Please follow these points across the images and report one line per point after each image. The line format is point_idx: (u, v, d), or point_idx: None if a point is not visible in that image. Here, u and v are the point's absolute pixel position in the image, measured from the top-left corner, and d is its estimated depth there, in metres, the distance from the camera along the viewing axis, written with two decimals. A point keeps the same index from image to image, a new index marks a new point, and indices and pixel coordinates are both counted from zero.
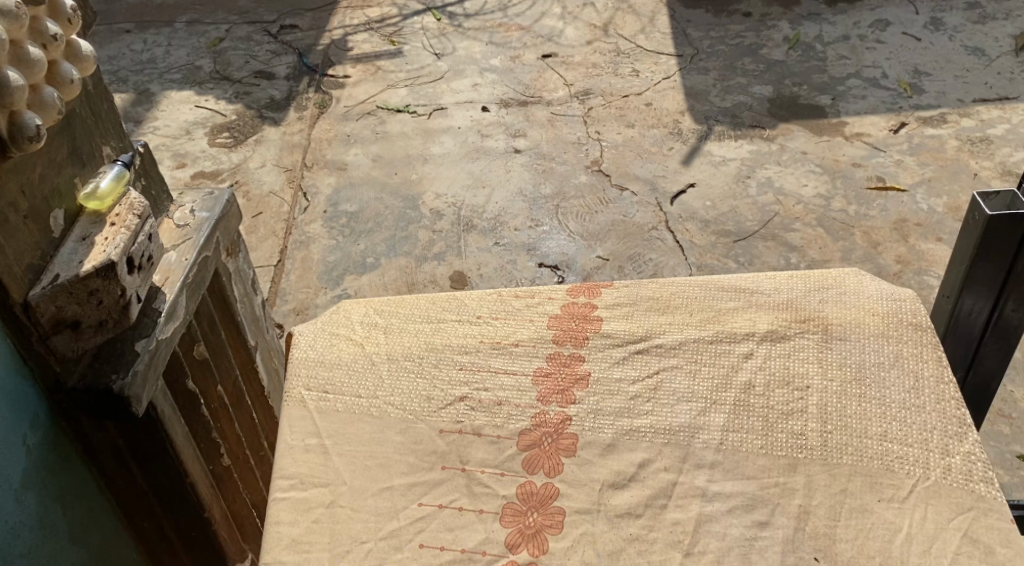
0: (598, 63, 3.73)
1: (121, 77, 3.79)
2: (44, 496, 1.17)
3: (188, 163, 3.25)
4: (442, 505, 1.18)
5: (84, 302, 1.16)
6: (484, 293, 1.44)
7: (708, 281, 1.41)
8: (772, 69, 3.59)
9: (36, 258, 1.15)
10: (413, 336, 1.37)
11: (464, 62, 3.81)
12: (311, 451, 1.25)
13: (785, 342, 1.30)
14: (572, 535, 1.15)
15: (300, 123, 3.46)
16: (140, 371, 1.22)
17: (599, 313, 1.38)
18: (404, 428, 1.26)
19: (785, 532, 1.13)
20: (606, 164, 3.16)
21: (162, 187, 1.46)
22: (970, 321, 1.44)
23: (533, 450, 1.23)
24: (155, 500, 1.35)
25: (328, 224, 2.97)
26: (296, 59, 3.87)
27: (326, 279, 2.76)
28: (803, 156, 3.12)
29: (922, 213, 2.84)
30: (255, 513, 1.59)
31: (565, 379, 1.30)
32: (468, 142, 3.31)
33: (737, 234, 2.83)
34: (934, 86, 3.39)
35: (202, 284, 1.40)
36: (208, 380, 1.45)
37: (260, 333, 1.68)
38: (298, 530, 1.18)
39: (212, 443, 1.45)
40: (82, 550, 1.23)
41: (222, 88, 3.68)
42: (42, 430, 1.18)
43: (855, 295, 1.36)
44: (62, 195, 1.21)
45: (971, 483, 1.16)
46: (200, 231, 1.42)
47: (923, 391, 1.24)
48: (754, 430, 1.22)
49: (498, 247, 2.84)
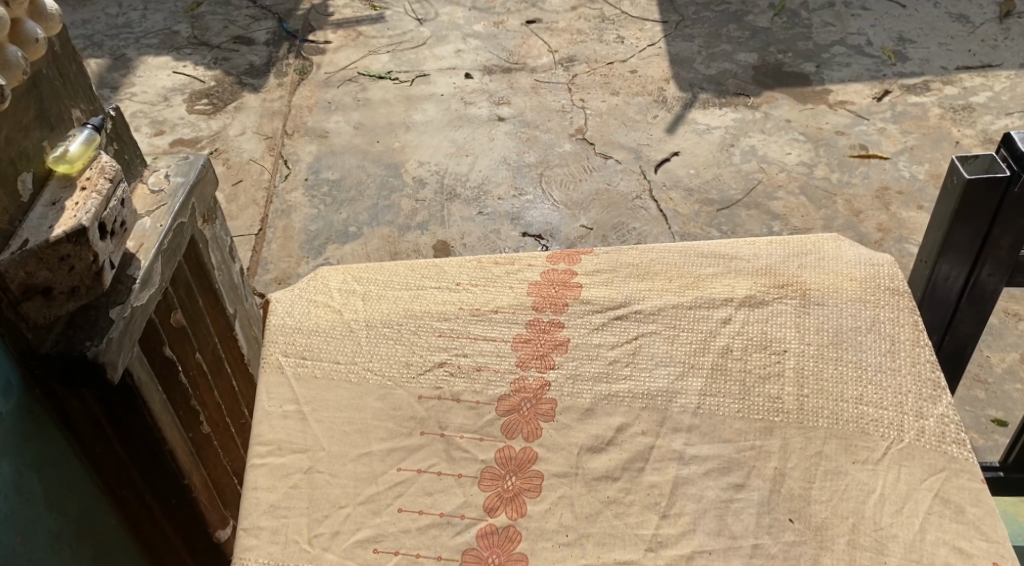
0: (583, 30, 3.70)
1: (96, 41, 3.72)
2: (18, 463, 1.17)
3: (166, 131, 3.22)
4: (421, 470, 1.19)
5: (55, 268, 1.15)
6: (464, 260, 1.44)
7: (688, 248, 1.42)
8: (757, 36, 3.58)
9: (5, 223, 1.14)
10: (392, 302, 1.37)
11: (447, 28, 3.77)
12: (290, 417, 1.25)
13: (764, 306, 1.31)
14: (550, 499, 1.16)
15: (280, 90, 3.42)
16: (115, 339, 1.21)
17: (579, 280, 1.38)
18: (383, 394, 1.26)
19: (761, 494, 1.15)
20: (590, 132, 3.15)
21: (135, 151, 1.45)
22: (946, 287, 1.45)
23: (512, 415, 1.23)
24: (134, 468, 1.35)
25: (309, 193, 2.95)
26: (275, 24, 3.83)
27: (308, 248, 2.75)
28: (786, 124, 3.12)
29: (903, 181, 2.85)
30: (236, 480, 1.59)
31: (544, 345, 1.30)
32: (451, 109, 3.28)
33: (720, 202, 2.83)
34: (918, 54, 3.39)
35: (178, 250, 1.39)
36: (186, 348, 1.45)
37: (239, 301, 1.67)
38: (276, 495, 1.18)
39: (190, 410, 1.45)
40: (58, 518, 1.23)
41: (201, 53, 3.63)
42: (15, 398, 1.17)
43: (833, 261, 1.37)
44: (30, 159, 1.19)
45: (944, 444, 1.17)
46: (175, 197, 1.41)
47: (899, 354, 1.25)
48: (731, 394, 1.23)
49: (481, 216, 2.84)
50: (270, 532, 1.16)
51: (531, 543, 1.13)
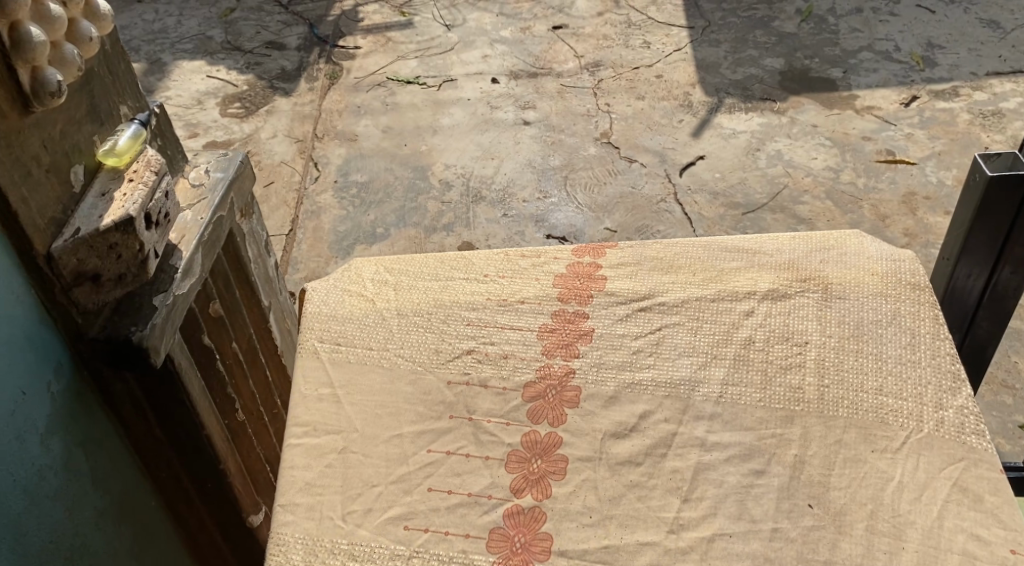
0: (609, 35, 3.73)
1: (133, 47, 3.81)
2: (68, 443, 1.22)
3: (200, 133, 3.29)
4: (450, 452, 1.23)
5: (104, 255, 1.20)
6: (492, 253, 1.49)
7: (711, 242, 1.45)
8: (783, 41, 3.59)
9: (58, 212, 1.19)
10: (422, 292, 1.41)
11: (474, 33, 3.82)
12: (324, 399, 1.30)
13: (786, 300, 1.34)
14: (575, 481, 1.19)
15: (311, 94, 3.49)
16: (158, 324, 1.26)
17: (603, 272, 1.42)
18: (414, 380, 1.30)
19: (781, 479, 1.17)
20: (616, 136, 3.18)
21: (178, 146, 1.50)
22: (967, 286, 1.48)
23: (538, 401, 1.27)
24: (172, 452, 1.40)
25: (339, 195, 3.01)
26: (306, 30, 3.90)
27: (337, 249, 2.81)
28: (813, 129, 3.14)
29: (930, 187, 2.86)
30: (268, 468, 1.64)
31: (569, 334, 1.34)
32: (478, 113, 3.33)
33: (746, 206, 2.86)
34: (947, 59, 3.39)
35: (216, 242, 1.44)
36: (223, 336, 1.50)
37: (273, 294, 1.72)
38: (311, 474, 1.23)
39: (226, 398, 1.50)
40: (103, 496, 1.28)
41: (234, 58, 3.71)
42: (66, 379, 1.23)
43: (855, 255, 1.40)
44: (82, 152, 1.25)
45: (963, 435, 1.19)
46: (215, 191, 1.46)
47: (919, 347, 1.28)
48: (753, 384, 1.26)
49: (507, 218, 2.88)
50: (305, 509, 1.20)
51: (556, 524, 1.16)
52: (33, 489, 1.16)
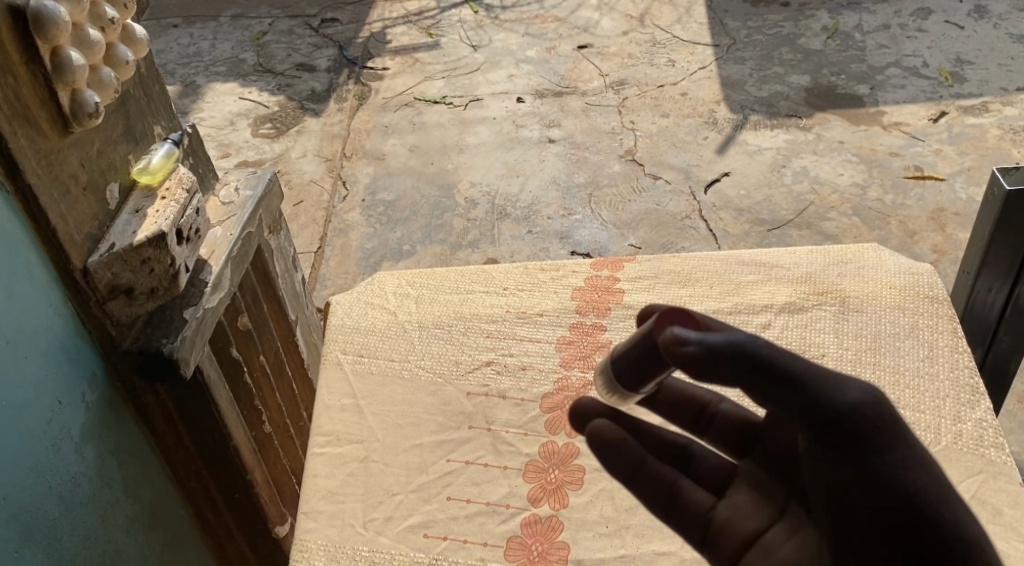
0: (634, 54, 3.77)
1: (168, 70, 3.91)
2: (101, 451, 1.26)
3: (232, 153, 3.36)
4: (469, 462, 1.25)
5: (137, 269, 1.25)
6: (512, 266, 1.51)
7: (729, 256, 1.47)
8: (809, 58, 3.60)
9: (94, 227, 1.24)
10: (442, 305, 1.45)
11: (501, 54, 3.87)
12: (347, 409, 1.33)
13: (803, 313, 1.35)
14: (592, 491, 1.21)
15: (340, 115, 3.54)
16: (188, 337, 1.29)
17: (621, 286, 1.44)
18: (434, 390, 1.33)
19: None
20: (640, 154, 3.20)
21: (209, 165, 1.55)
22: (987, 300, 1.49)
23: (556, 412, 1.29)
24: (201, 463, 1.45)
25: (366, 213, 3.05)
26: (336, 52, 3.96)
27: (363, 266, 2.85)
28: (839, 145, 3.14)
29: (960, 203, 2.85)
30: (294, 479, 1.67)
31: (587, 347, 1.36)
32: (503, 132, 3.37)
33: (771, 222, 2.87)
34: (976, 75, 3.39)
35: (246, 258, 1.48)
36: (251, 349, 1.54)
37: (300, 308, 1.76)
38: (334, 482, 1.25)
39: (254, 410, 1.54)
40: (134, 504, 1.32)
41: (265, 80, 3.78)
42: (99, 388, 1.27)
43: (873, 270, 1.41)
44: (118, 170, 1.30)
45: (982, 447, 1.19)
46: (245, 208, 1.51)
47: (937, 360, 1.29)
48: None
49: (531, 235, 2.91)
50: (327, 515, 1.22)
51: (572, 533, 1.18)
52: (66, 495, 1.20)
